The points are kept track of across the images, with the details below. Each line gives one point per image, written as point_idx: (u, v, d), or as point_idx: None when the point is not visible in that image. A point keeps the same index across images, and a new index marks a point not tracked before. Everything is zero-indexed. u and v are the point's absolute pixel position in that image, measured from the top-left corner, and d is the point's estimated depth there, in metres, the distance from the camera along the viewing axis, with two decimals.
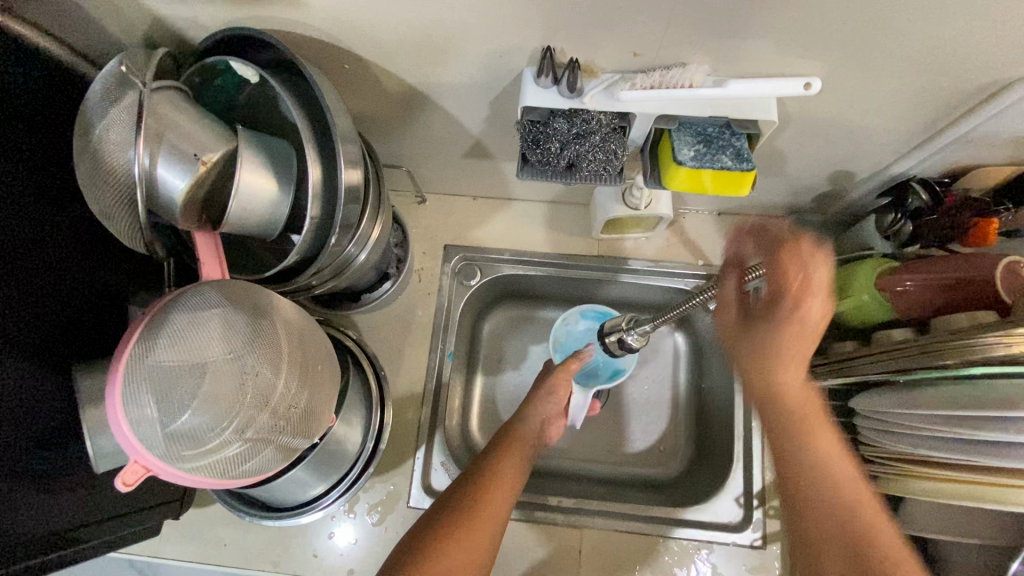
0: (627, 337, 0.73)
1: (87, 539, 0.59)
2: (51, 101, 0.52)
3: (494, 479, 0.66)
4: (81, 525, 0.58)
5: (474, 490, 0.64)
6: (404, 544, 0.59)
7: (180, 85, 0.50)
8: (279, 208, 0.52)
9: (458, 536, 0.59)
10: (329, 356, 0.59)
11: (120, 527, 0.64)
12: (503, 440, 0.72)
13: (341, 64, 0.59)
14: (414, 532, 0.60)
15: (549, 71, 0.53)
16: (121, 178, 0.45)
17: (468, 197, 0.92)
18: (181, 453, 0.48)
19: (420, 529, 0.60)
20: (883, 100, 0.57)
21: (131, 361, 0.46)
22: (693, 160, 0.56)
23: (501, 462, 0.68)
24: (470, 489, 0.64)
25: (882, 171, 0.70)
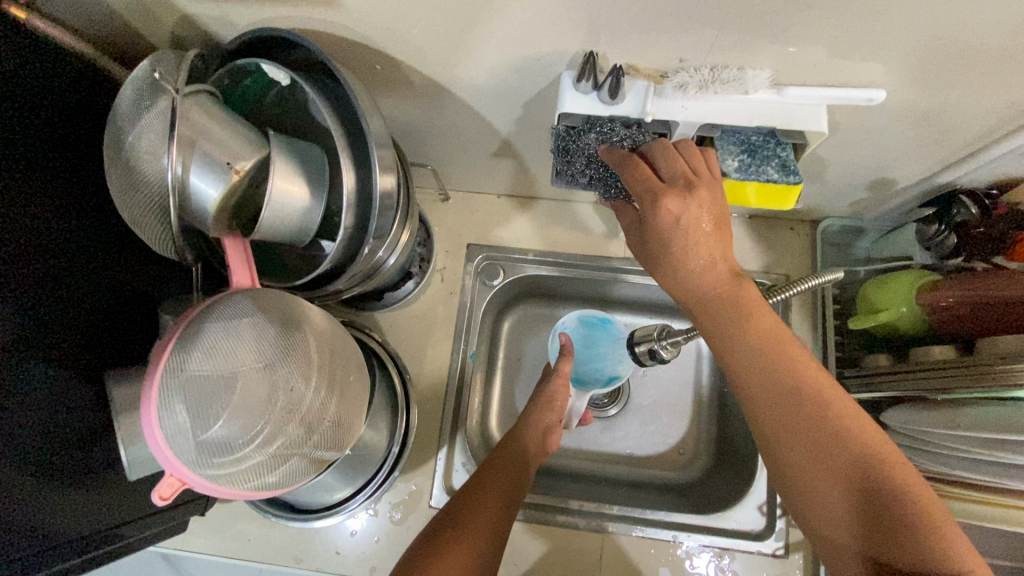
0: (658, 347, 0.70)
1: (132, 534, 0.60)
2: (78, 101, 0.51)
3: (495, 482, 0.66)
4: (124, 523, 0.59)
5: (477, 494, 0.64)
6: (409, 552, 0.57)
7: (211, 91, 0.48)
8: (312, 215, 0.51)
9: (463, 541, 0.58)
10: (358, 367, 0.58)
11: (159, 522, 0.65)
12: (505, 445, 0.72)
13: (373, 64, 0.57)
14: (422, 536, 0.59)
15: (590, 76, 0.51)
16: (153, 188, 0.44)
17: (492, 195, 0.91)
18: (215, 466, 0.47)
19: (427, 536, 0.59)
20: (940, 109, 0.54)
21: (165, 374, 0.46)
22: (737, 171, 0.53)
23: (503, 464, 0.69)
24: (474, 492, 0.64)
25: (927, 179, 0.68)
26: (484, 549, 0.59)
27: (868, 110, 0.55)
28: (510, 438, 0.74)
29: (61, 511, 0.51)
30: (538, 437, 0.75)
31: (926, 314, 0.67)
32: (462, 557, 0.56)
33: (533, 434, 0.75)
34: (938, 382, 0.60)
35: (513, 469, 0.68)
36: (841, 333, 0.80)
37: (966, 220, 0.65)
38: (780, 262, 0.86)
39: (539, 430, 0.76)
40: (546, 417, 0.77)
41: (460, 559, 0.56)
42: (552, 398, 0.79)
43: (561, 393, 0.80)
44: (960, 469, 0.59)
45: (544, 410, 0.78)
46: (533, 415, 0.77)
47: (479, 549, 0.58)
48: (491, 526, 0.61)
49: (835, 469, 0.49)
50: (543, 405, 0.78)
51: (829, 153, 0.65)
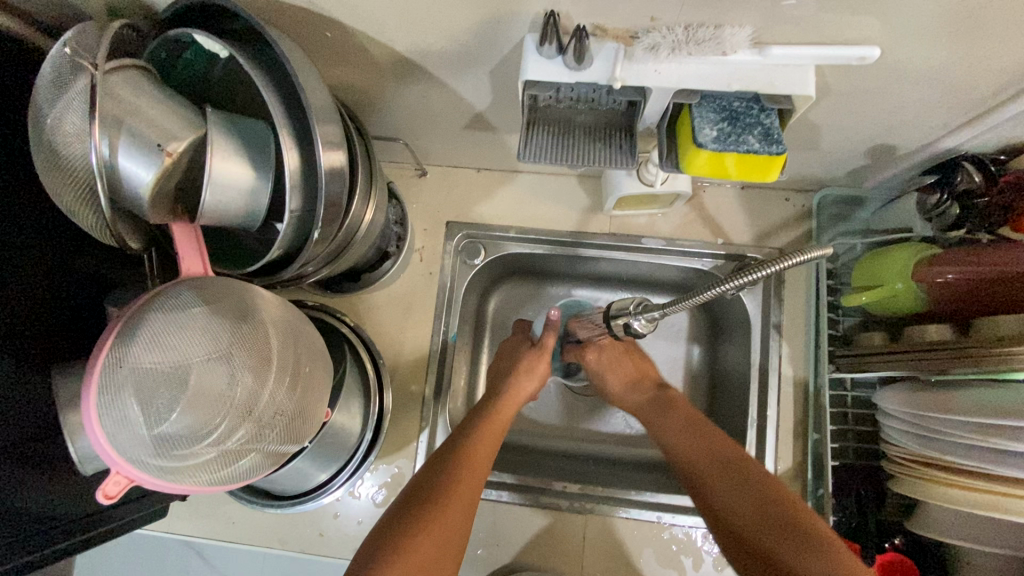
0: (634, 321, 0.64)
1: (116, 518, 0.60)
2: (13, 79, 0.48)
3: (470, 453, 0.64)
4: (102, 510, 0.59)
5: (453, 464, 0.63)
6: (382, 524, 0.57)
7: (141, 66, 0.45)
8: (258, 197, 0.48)
9: (437, 515, 0.57)
10: (321, 355, 0.57)
11: (141, 507, 0.65)
12: (480, 413, 0.71)
13: (323, 32, 0.53)
14: (396, 505, 0.59)
15: (553, 38, 0.46)
16: (78, 171, 0.41)
17: (472, 169, 0.87)
18: (162, 461, 0.45)
19: (400, 508, 0.58)
20: (939, 69, 0.49)
21: (104, 369, 0.44)
22: (715, 142, 0.48)
23: (480, 435, 0.67)
24: (453, 456, 0.64)
25: (928, 145, 0.63)
26: (459, 524, 0.58)
27: (862, 69, 0.50)
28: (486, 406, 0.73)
29: (34, 502, 0.50)
30: (514, 404, 0.74)
31: (923, 291, 0.63)
32: (434, 535, 0.56)
33: (510, 401, 0.74)
34: (929, 363, 0.57)
35: (489, 440, 0.67)
36: (835, 309, 0.76)
37: (970, 188, 0.60)
38: (773, 234, 0.82)
39: (517, 400, 0.75)
40: (525, 386, 0.76)
41: (433, 540, 0.55)
42: (532, 366, 0.78)
43: (543, 363, 0.79)
44: (952, 455, 0.56)
45: (523, 380, 0.77)
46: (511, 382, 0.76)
47: (453, 525, 0.58)
48: (467, 501, 0.60)
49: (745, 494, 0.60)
50: (521, 373, 0.77)
51: (823, 118, 0.60)
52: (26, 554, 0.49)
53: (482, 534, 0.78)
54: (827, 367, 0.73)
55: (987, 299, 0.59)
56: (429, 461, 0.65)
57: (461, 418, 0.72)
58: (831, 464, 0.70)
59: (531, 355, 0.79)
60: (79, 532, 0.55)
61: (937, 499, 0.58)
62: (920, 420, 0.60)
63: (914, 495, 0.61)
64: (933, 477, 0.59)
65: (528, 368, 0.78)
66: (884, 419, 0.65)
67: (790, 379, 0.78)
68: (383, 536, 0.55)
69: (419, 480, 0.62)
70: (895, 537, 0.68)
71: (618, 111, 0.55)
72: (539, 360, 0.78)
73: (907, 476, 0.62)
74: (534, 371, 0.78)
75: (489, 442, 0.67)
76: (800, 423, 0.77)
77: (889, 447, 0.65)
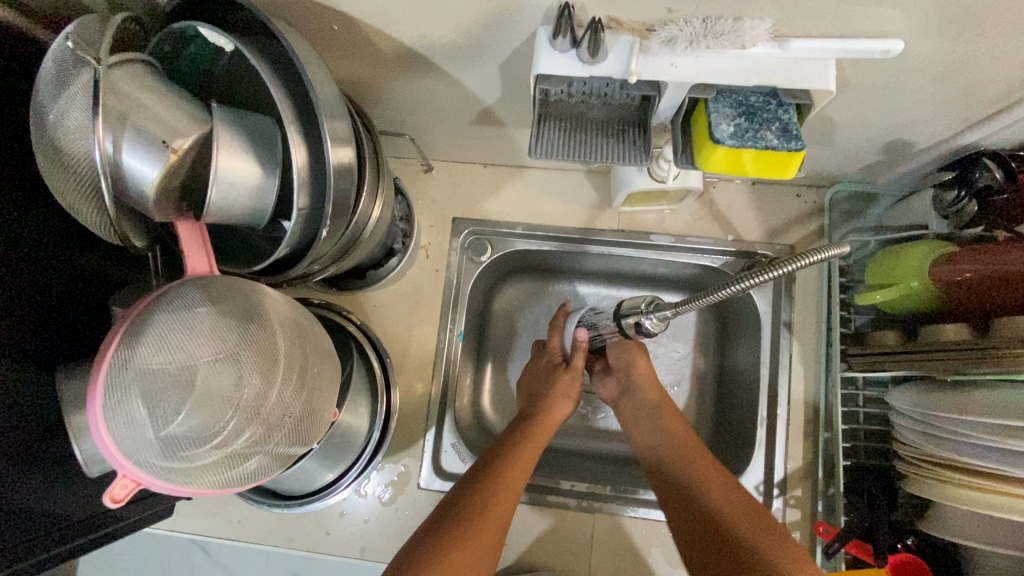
0: (646, 321, 0.64)
1: (122, 519, 0.60)
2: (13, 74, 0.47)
3: (506, 474, 0.64)
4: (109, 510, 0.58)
5: (487, 487, 0.62)
6: (412, 542, 0.56)
7: (145, 60, 0.44)
8: (265, 195, 0.47)
9: (471, 536, 0.56)
10: (329, 355, 0.56)
11: (147, 507, 0.64)
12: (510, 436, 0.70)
13: (329, 24, 0.52)
14: (427, 524, 0.59)
15: (567, 31, 0.45)
16: (82, 169, 0.41)
17: (478, 165, 0.86)
18: (170, 462, 0.45)
19: (431, 527, 0.58)
20: (962, 63, 0.48)
21: (110, 370, 0.43)
22: (733, 138, 0.47)
23: (516, 454, 0.66)
24: (482, 484, 0.62)
25: (946, 141, 0.62)
26: (491, 545, 0.57)
27: (882, 64, 0.49)
28: (520, 429, 0.71)
29: (40, 502, 0.49)
30: (549, 426, 0.73)
31: (939, 290, 0.62)
32: (469, 556, 0.55)
33: (545, 427, 0.72)
34: (946, 364, 0.56)
35: (526, 461, 0.66)
36: (846, 307, 0.75)
37: (990, 185, 0.58)
38: (784, 231, 0.81)
39: (552, 425, 0.73)
40: (560, 409, 0.75)
41: (467, 561, 0.54)
42: (567, 389, 0.76)
43: (578, 386, 0.77)
44: (968, 456, 0.55)
45: (556, 401, 0.75)
46: (546, 408, 0.74)
47: (486, 547, 0.57)
48: (500, 523, 0.59)
49: (735, 506, 0.60)
50: (556, 396, 0.76)
51: (839, 113, 0.59)
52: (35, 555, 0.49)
53: None
54: (839, 366, 0.72)
55: (1004, 299, 0.57)
56: (461, 482, 0.64)
57: (496, 438, 0.71)
58: (842, 464, 0.70)
59: (565, 376, 0.77)
60: (86, 532, 0.55)
61: (947, 499, 0.57)
62: (933, 421, 0.59)
63: (926, 496, 0.60)
64: (947, 479, 0.58)
65: (563, 390, 0.76)
66: (896, 420, 0.64)
67: (800, 377, 0.77)
68: (415, 554, 0.54)
69: (453, 500, 0.61)
70: (908, 538, 0.65)
71: (631, 105, 0.54)
72: (573, 382, 0.77)
73: (919, 477, 0.62)
74: (570, 393, 0.76)
75: (526, 464, 0.66)
76: (810, 421, 0.77)
77: (901, 447, 0.64)
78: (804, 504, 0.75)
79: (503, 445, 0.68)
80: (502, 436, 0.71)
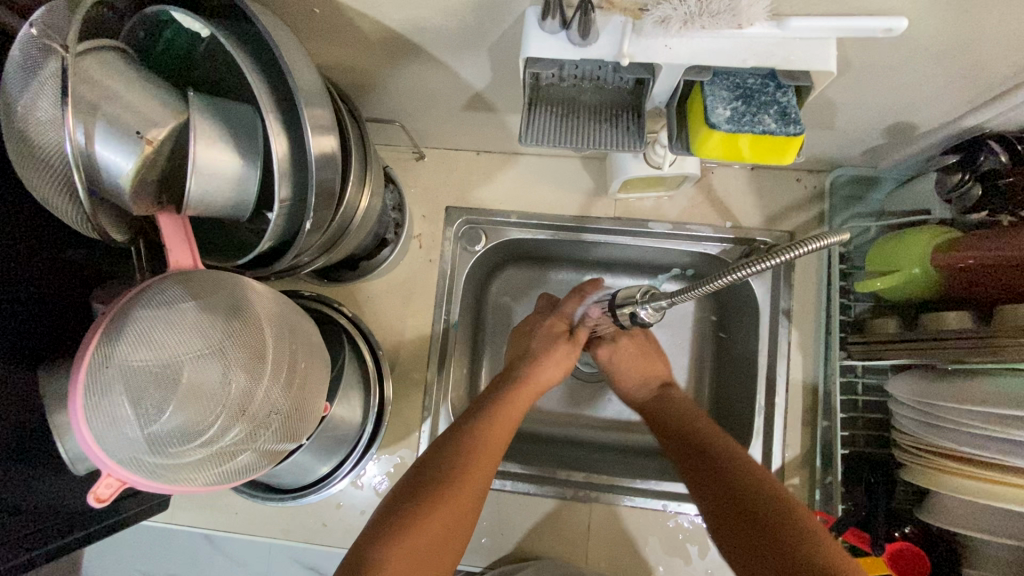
0: (640, 311, 0.62)
1: (117, 512, 0.60)
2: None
3: (482, 440, 0.62)
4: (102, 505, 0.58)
5: (462, 449, 0.60)
6: (387, 506, 0.56)
7: (115, 46, 0.42)
8: (247, 187, 0.46)
9: (442, 503, 0.55)
10: (318, 349, 0.55)
11: (142, 501, 0.64)
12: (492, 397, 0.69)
13: (311, 8, 0.50)
14: (400, 488, 0.58)
15: (556, 12, 0.43)
16: (52, 161, 0.39)
17: (471, 151, 0.84)
18: (156, 459, 0.44)
19: (405, 490, 0.57)
20: (967, 42, 0.46)
21: (90, 369, 0.42)
22: (729, 122, 0.46)
23: (495, 419, 0.65)
24: (458, 444, 0.61)
25: (950, 123, 0.60)
26: (466, 509, 0.57)
27: (886, 42, 0.47)
28: (500, 390, 0.70)
29: (30, 497, 0.49)
30: (528, 395, 0.70)
31: (939, 276, 0.61)
32: (447, 519, 0.55)
33: (526, 390, 0.71)
34: (948, 353, 0.55)
35: (502, 426, 0.65)
36: (846, 294, 0.73)
37: (996, 168, 0.57)
38: (783, 217, 0.79)
39: (535, 391, 0.72)
40: (549, 377, 0.73)
41: (443, 523, 0.54)
42: (562, 358, 0.74)
43: (572, 359, 0.75)
44: (967, 446, 0.55)
45: (545, 368, 0.73)
46: (531, 373, 0.72)
47: (462, 510, 0.56)
48: (476, 487, 0.58)
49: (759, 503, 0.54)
50: (548, 362, 0.73)
51: (840, 95, 0.57)
52: (22, 553, 0.49)
53: (485, 523, 0.77)
54: (838, 354, 0.72)
55: (1003, 286, 0.56)
56: (432, 446, 0.62)
57: (471, 404, 0.69)
58: (840, 452, 0.69)
59: (565, 347, 0.75)
60: (78, 528, 0.55)
61: (944, 487, 0.57)
62: (934, 410, 0.58)
63: (923, 485, 0.60)
64: (944, 468, 0.58)
65: (557, 358, 0.74)
66: (894, 408, 0.64)
67: (798, 365, 0.77)
68: (391, 514, 0.55)
69: (426, 463, 0.60)
70: (907, 525, 0.66)
71: (625, 89, 0.52)
72: (571, 353, 0.75)
73: (916, 465, 0.61)
74: (562, 362, 0.75)
75: (501, 428, 0.64)
76: (809, 410, 0.76)
77: (900, 436, 0.63)
78: (802, 492, 0.74)
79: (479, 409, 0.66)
80: (478, 400, 0.69)
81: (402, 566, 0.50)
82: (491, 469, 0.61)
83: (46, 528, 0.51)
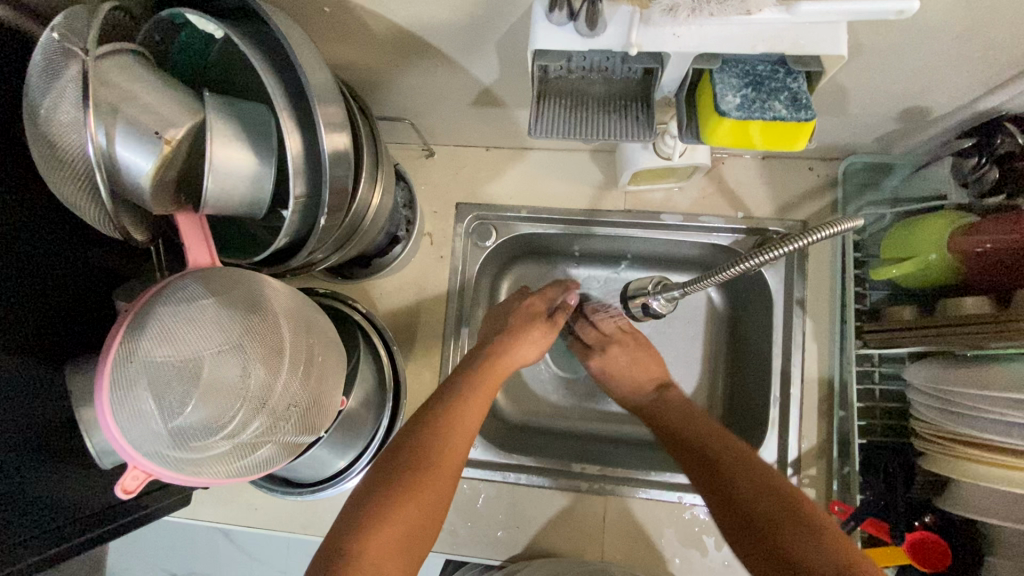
0: (652, 301, 0.63)
1: (142, 507, 0.61)
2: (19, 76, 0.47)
3: (458, 421, 0.62)
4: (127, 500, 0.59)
5: (442, 427, 0.61)
6: (364, 484, 0.56)
7: (133, 49, 0.43)
8: (262, 184, 0.46)
9: (421, 482, 0.56)
10: (334, 343, 0.56)
11: (166, 495, 0.65)
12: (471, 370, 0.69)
13: (321, 7, 0.51)
14: (382, 458, 0.59)
15: (563, 4, 0.43)
16: (75, 162, 0.40)
17: (480, 147, 0.85)
18: (180, 452, 0.45)
19: (378, 475, 0.57)
20: (983, 22, 0.46)
21: (115, 365, 0.44)
22: (739, 109, 0.45)
23: (473, 394, 0.66)
24: (437, 418, 0.62)
25: (965, 107, 0.59)
26: (439, 494, 0.57)
27: (896, 25, 0.47)
28: (479, 359, 0.71)
29: (53, 490, 0.50)
30: (500, 373, 0.70)
31: (956, 262, 0.60)
32: (426, 497, 0.56)
33: (503, 362, 0.71)
34: (965, 338, 0.55)
35: (478, 402, 0.65)
36: (862, 282, 0.73)
37: (1012, 152, 0.56)
38: (796, 206, 0.78)
39: (512, 364, 0.72)
40: (524, 353, 0.74)
41: (418, 506, 0.55)
42: (537, 339, 0.75)
43: (548, 339, 0.76)
44: (987, 432, 0.54)
45: (523, 345, 0.74)
46: (507, 347, 0.72)
47: (436, 495, 0.57)
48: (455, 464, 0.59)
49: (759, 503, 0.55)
50: (523, 340, 0.74)
51: (852, 81, 0.57)
52: (49, 548, 0.50)
53: (501, 516, 0.78)
54: (853, 343, 0.71)
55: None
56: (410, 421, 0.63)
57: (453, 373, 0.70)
58: (858, 441, 0.69)
59: (541, 328, 0.76)
60: (104, 523, 0.56)
61: (961, 475, 0.57)
62: (952, 396, 0.57)
63: (942, 472, 0.59)
64: (961, 454, 0.57)
65: (534, 339, 0.75)
66: (912, 395, 0.63)
67: (814, 356, 0.76)
68: (365, 500, 0.54)
69: (406, 434, 0.61)
70: (925, 515, 0.64)
71: (634, 80, 0.52)
72: (546, 333, 0.76)
73: (936, 454, 0.60)
74: (537, 343, 0.75)
75: (478, 404, 0.65)
76: (826, 400, 0.75)
77: (919, 424, 0.63)
78: (819, 483, 0.74)
79: (455, 384, 0.67)
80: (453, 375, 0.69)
81: (383, 541, 0.51)
82: (465, 449, 0.62)
83: (73, 523, 0.52)
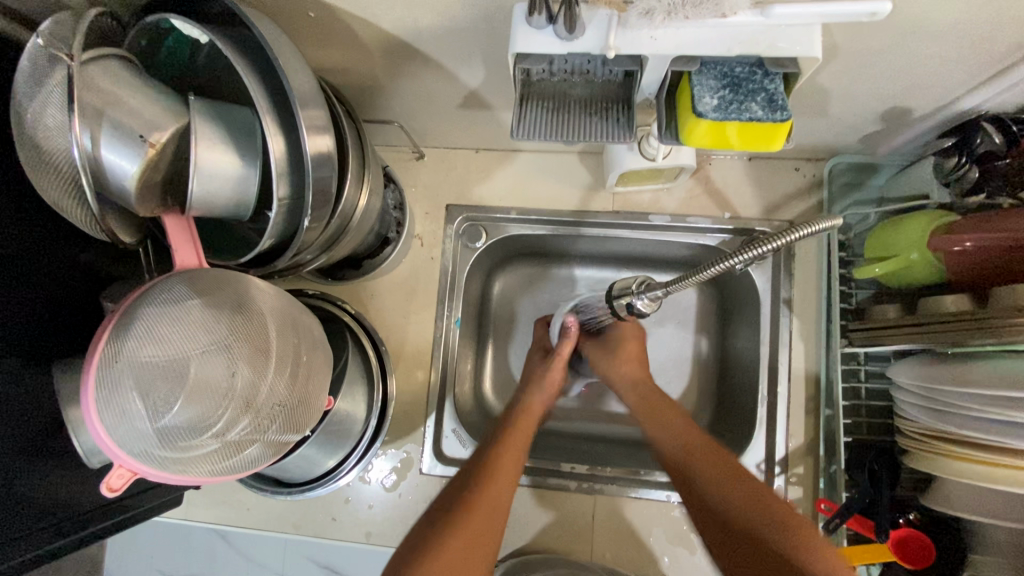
0: (636, 301, 0.63)
1: (132, 506, 0.61)
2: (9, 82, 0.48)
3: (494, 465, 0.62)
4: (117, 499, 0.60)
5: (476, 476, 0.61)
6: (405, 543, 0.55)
7: (119, 55, 0.44)
8: (247, 186, 0.47)
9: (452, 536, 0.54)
10: (321, 343, 0.57)
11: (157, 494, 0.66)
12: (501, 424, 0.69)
13: (306, 12, 0.52)
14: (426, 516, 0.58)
15: (542, 8, 0.44)
16: (61, 165, 0.41)
17: (470, 149, 0.85)
18: (165, 451, 0.46)
19: (422, 528, 0.56)
20: (956, 24, 0.46)
21: (100, 364, 0.44)
22: (716, 111, 0.46)
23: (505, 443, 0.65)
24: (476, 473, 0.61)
25: (945, 107, 0.60)
26: (482, 539, 0.55)
27: (871, 27, 0.47)
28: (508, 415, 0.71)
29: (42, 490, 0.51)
30: (530, 420, 0.70)
31: (938, 260, 0.60)
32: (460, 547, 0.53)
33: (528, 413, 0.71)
34: (949, 336, 0.55)
35: (512, 451, 0.64)
36: (847, 282, 0.73)
37: (991, 150, 0.57)
38: (783, 206, 0.79)
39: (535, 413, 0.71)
40: (537, 399, 0.73)
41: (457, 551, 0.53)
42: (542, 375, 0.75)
43: (552, 373, 0.74)
44: (969, 429, 0.54)
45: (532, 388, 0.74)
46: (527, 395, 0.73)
47: (479, 540, 0.55)
48: (491, 513, 0.57)
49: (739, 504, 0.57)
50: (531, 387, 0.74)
51: (831, 82, 0.58)
52: (35, 547, 0.50)
53: None
54: (839, 341, 0.71)
55: (1002, 267, 0.56)
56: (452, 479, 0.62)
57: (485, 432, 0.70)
58: (843, 439, 0.69)
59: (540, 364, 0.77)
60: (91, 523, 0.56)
61: (946, 472, 0.57)
62: (936, 394, 0.58)
63: (929, 471, 0.59)
64: (946, 451, 0.57)
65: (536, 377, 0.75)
66: (897, 394, 0.63)
67: (801, 354, 0.76)
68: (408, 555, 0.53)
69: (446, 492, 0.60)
70: (911, 512, 0.65)
71: (615, 82, 0.53)
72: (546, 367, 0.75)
73: (922, 452, 0.60)
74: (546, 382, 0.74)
75: (511, 452, 0.64)
76: (813, 398, 0.76)
77: (903, 421, 0.63)
78: (806, 481, 0.74)
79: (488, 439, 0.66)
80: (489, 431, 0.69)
81: None
82: (508, 492, 0.60)
83: (61, 523, 0.53)
